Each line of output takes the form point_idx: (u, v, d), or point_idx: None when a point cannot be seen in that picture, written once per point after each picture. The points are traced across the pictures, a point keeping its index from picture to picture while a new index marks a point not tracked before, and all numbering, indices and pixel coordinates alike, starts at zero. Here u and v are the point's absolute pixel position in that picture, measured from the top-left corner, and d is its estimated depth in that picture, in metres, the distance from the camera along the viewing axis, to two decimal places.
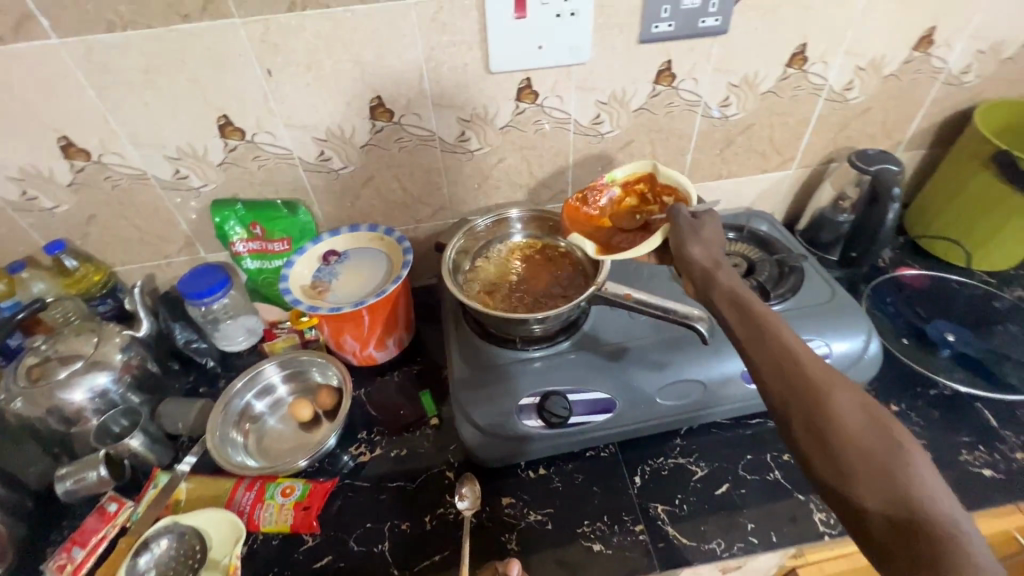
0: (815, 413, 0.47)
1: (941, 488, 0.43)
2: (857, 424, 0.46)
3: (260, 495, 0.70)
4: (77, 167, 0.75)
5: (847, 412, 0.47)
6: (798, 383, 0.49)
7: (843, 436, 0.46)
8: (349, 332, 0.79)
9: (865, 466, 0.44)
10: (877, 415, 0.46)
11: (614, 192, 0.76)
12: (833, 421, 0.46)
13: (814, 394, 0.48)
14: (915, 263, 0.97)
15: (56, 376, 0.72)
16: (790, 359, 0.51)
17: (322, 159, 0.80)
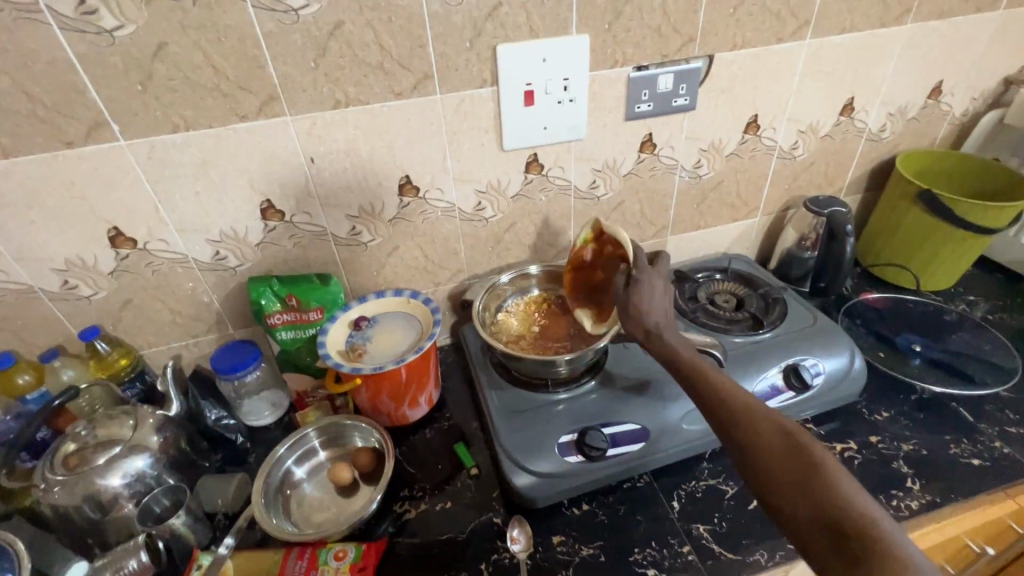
0: (750, 445, 0.58)
1: (856, 490, 0.51)
2: (780, 450, 0.56)
3: (313, 561, 0.70)
4: (122, 255, 0.79)
5: (771, 438, 0.57)
6: (733, 422, 0.60)
7: (772, 459, 0.56)
8: (387, 392, 0.83)
9: (792, 482, 0.53)
10: (796, 441, 0.56)
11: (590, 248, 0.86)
12: (762, 450, 0.57)
13: (742, 428, 0.59)
14: (873, 288, 1.11)
15: (94, 462, 0.72)
16: (722, 401, 0.62)
17: (353, 233, 0.88)
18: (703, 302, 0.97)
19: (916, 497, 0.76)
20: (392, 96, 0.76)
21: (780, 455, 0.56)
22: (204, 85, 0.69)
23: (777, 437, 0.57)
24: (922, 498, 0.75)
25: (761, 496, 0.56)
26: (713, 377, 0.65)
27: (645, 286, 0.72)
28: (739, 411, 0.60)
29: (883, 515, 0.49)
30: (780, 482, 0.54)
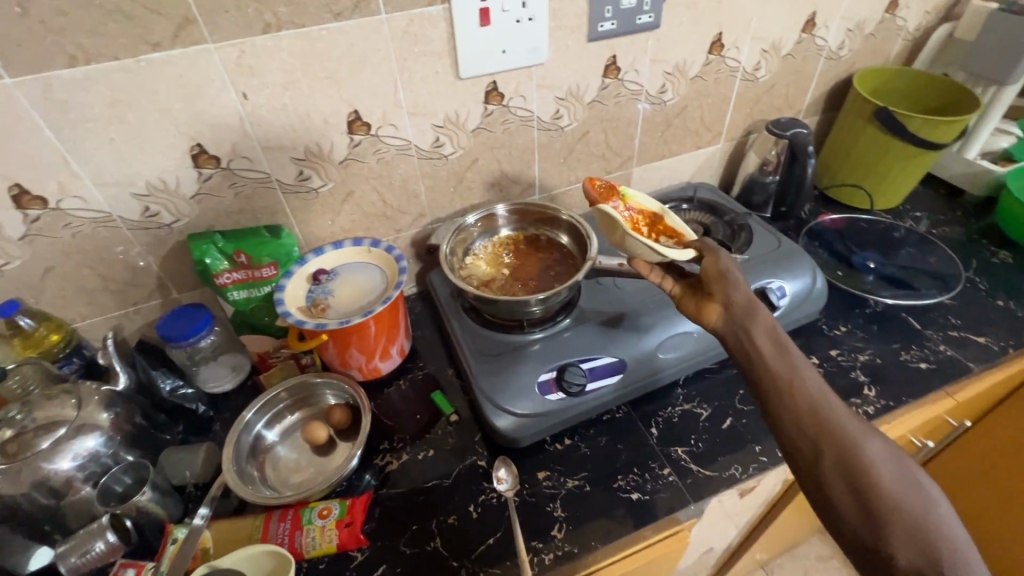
0: (853, 471, 0.51)
1: (955, 532, 0.49)
2: (888, 475, 0.51)
3: (296, 522, 0.68)
4: (32, 217, 0.69)
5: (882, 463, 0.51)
6: (834, 441, 0.53)
7: (881, 491, 0.50)
8: (356, 345, 0.79)
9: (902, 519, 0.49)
10: (903, 466, 0.52)
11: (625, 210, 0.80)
12: (870, 478, 0.51)
13: (847, 443, 0.52)
14: (829, 210, 1.14)
15: (37, 446, 0.65)
16: (823, 407, 0.54)
17: (301, 178, 0.80)
18: None
19: (872, 402, 0.81)
20: (331, 17, 0.67)
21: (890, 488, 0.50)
22: (100, 5, 0.58)
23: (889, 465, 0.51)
24: (877, 402, 0.81)
25: (848, 518, 0.51)
26: (808, 383, 0.56)
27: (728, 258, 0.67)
28: (846, 431, 0.53)
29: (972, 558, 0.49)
30: (885, 512, 0.49)
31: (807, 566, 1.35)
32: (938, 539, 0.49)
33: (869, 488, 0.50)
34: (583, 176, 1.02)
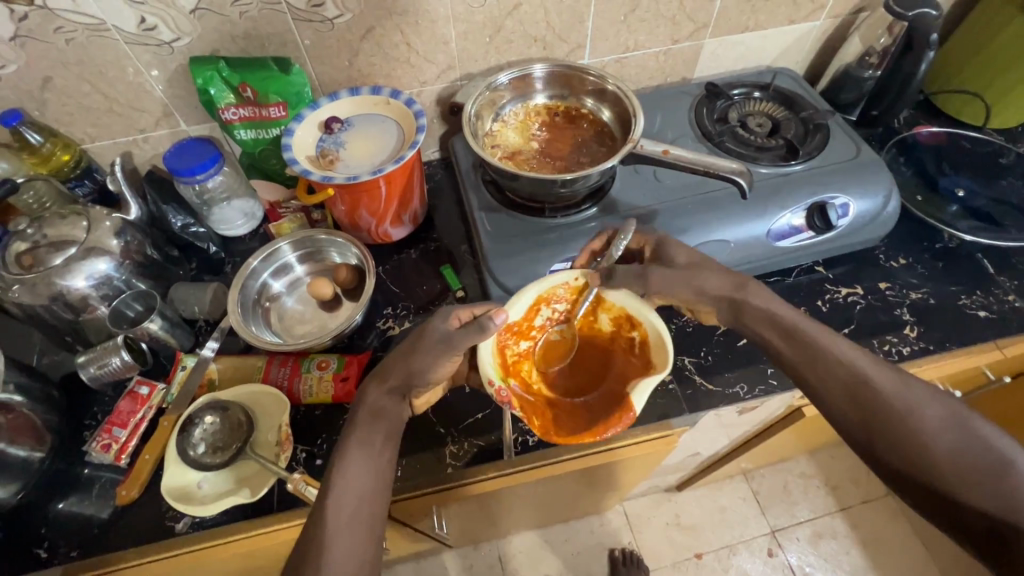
0: (868, 412, 0.51)
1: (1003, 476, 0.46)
2: (937, 440, 0.48)
3: (296, 369, 0.70)
4: (19, 15, 0.62)
5: (926, 416, 0.50)
6: (873, 415, 0.51)
7: (931, 449, 0.48)
8: (366, 206, 0.75)
9: (966, 476, 0.47)
10: (964, 433, 0.49)
11: (513, 383, 0.57)
12: (882, 414, 0.50)
13: (866, 398, 0.51)
14: (929, 122, 0.96)
15: (51, 262, 0.66)
16: (851, 380, 0.52)
17: (314, 4, 0.69)
18: (733, 124, 0.84)
19: (910, 343, 0.74)
20: None
21: (941, 445, 0.48)
22: None
23: (939, 419, 0.50)
24: (915, 344, 0.74)
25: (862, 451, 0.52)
26: (833, 368, 0.53)
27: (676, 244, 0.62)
28: (880, 391, 0.51)
29: None
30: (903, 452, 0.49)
31: (787, 480, 1.40)
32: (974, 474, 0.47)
33: (924, 452, 0.48)
34: (644, 43, 0.86)
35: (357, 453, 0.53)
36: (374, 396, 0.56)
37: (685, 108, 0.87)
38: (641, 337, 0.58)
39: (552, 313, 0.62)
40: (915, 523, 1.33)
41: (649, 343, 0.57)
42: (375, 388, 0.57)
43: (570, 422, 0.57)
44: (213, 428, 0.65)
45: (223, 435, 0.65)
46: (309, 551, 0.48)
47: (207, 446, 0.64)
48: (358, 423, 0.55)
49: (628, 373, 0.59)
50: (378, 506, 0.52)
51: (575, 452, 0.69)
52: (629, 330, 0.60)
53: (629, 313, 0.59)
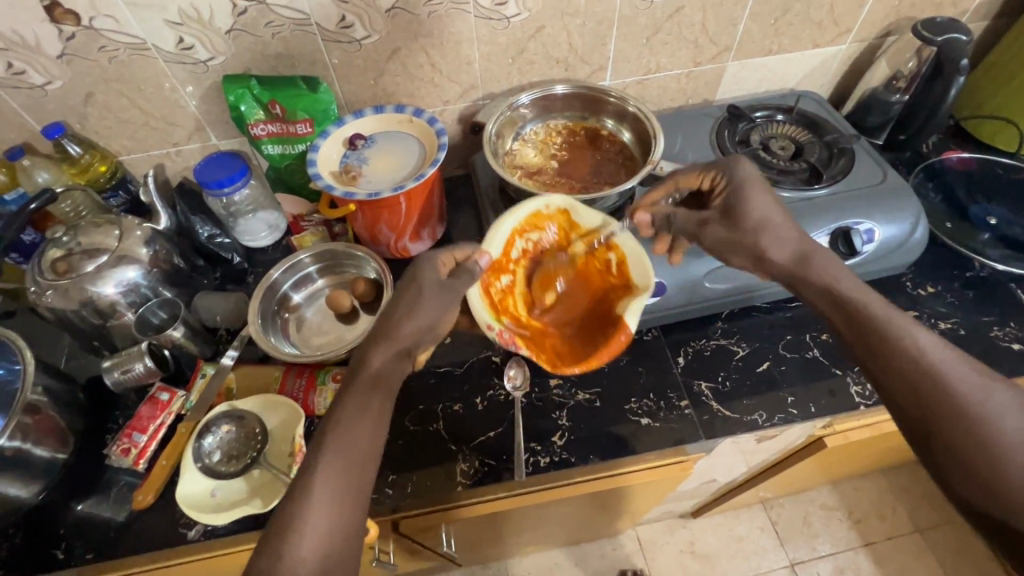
0: (930, 411, 0.45)
1: None
2: (1013, 455, 0.41)
3: (311, 382, 0.71)
4: (67, 34, 0.65)
5: (1004, 425, 0.43)
6: (935, 414, 0.45)
7: (1007, 469, 0.41)
8: (385, 221, 0.76)
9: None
10: None
11: (506, 321, 0.65)
12: (947, 414, 0.44)
13: (931, 394, 0.45)
14: (959, 148, 0.94)
15: (83, 269, 0.69)
16: (921, 370, 0.46)
17: (343, 26, 0.71)
18: (755, 146, 0.83)
19: None
20: None
21: (1011, 462, 0.41)
22: None
23: (1022, 433, 0.42)
24: None
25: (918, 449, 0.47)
26: (900, 356, 0.48)
27: (758, 192, 0.62)
28: (948, 387, 0.45)
29: None
30: (964, 460, 0.43)
31: (808, 511, 1.36)
32: None
33: (997, 470, 0.41)
34: (666, 65, 0.86)
35: (358, 415, 0.50)
36: (381, 355, 0.54)
37: (707, 130, 0.86)
38: (617, 258, 0.68)
39: (526, 243, 0.69)
40: (944, 563, 1.27)
41: (627, 262, 0.67)
42: (384, 345, 0.54)
43: (571, 351, 0.67)
44: (228, 437, 0.67)
45: (238, 445, 0.66)
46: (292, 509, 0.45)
47: (221, 454, 0.66)
48: (361, 379, 0.53)
49: (609, 292, 0.69)
50: (367, 472, 0.49)
51: (602, 473, 0.69)
52: (604, 252, 0.69)
53: (603, 235, 0.68)
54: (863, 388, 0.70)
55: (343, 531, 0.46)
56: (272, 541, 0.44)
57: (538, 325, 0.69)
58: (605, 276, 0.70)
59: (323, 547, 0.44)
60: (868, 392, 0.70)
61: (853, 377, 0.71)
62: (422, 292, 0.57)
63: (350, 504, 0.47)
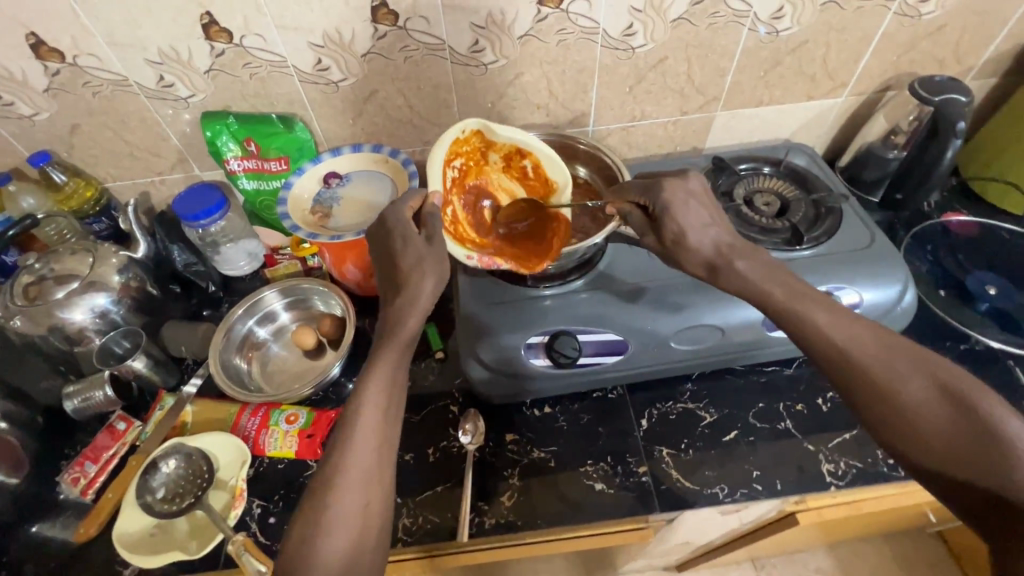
0: (868, 392, 0.48)
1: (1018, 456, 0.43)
2: (938, 418, 0.46)
3: (265, 421, 0.70)
4: (52, 70, 0.68)
5: (908, 396, 0.47)
6: (873, 394, 0.48)
7: (938, 433, 0.46)
8: (352, 261, 0.75)
9: (962, 463, 0.45)
10: (966, 406, 0.46)
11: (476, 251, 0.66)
12: (878, 393, 0.48)
13: (859, 376, 0.49)
14: (963, 209, 0.89)
15: (54, 295, 0.70)
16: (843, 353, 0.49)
17: (320, 68, 0.72)
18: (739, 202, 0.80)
19: None
20: None
21: (941, 427, 0.46)
22: None
23: (923, 397, 0.47)
24: None
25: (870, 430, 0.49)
26: (825, 342, 0.50)
27: (687, 207, 0.58)
28: (871, 368, 0.48)
29: None
30: (908, 432, 0.47)
31: None
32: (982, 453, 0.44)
33: (928, 435, 0.46)
34: (651, 113, 0.84)
35: (383, 375, 0.52)
36: (409, 323, 0.54)
37: None
38: (533, 164, 0.71)
39: (454, 171, 0.68)
40: None
41: (543, 166, 0.71)
42: (410, 314, 0.54)
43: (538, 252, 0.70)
44: (175, 473, 0.66)
45: (184, 482, 0.66)
46: (329, 471, 0.47)
47: (165, 492, 0.65)
48: (393, 351, 0.53)
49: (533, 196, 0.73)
50: (395, 430, 0.51)
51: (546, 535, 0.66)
52: (519, 161, 0.71)
53: (516, 146, 0.69)
54: (835, 467, 0.66)
55: (379, 490, 0.48)
56: (313, 501, 0.46)
57: (495, 240, 0.71)
58: (529, 186, 0.73)
59: (363, 502, 0.46)
60: (840, 472, 0.65)
61: (825, 454, 0.67)
62: (431, 251, 0.56)
63: (382, 465, 0.49)
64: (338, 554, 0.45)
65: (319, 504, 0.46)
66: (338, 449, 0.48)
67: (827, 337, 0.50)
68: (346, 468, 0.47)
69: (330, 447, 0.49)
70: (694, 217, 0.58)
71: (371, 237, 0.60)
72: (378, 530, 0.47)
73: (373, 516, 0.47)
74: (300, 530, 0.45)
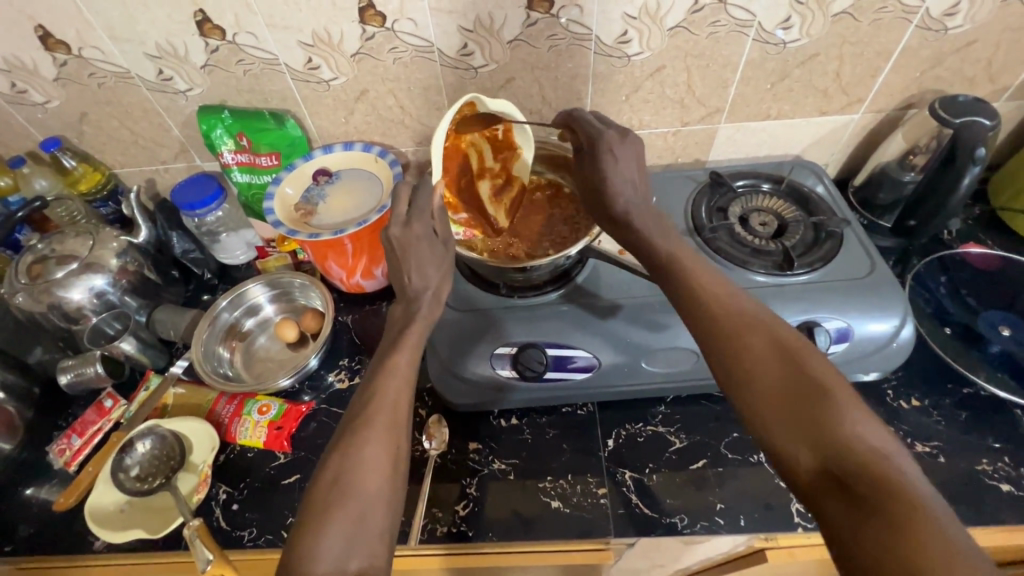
0: (727, 343, 0.49)
1: (851, 415, 0.42)
2: (779, 373, 0.46)
3: (239, 410, 0.72)
4: (60, 61, 0.71)
5: (752, 357, 0.47)
6: (729, 343, 0.49)
7: (777, 384, 0.45)
8: (334, 259, 0.76)
9: (795, 414, 0.43)
10: (808, 369, 0.45)
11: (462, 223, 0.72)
12: (734, 344, 0.49)
13: (724, 328, 0.50)
14: (988, 239, 0.82)
15: (53, 274, 0.73)
16: (713, 310, 0.51)
17: (310, 67, 0.72)
18: (733, 219, 0.76)
19: None
20: None
21: (780, 377, 0.46)
22: None
23: (766, 355, 0.47)
24: None
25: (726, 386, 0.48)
26: (701, 295, 0.53)
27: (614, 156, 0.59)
28: (734, 321, 0.50)
29: (881, 446, 0.40)
30: (752, 381, 0.46)
31: None
32: (816, 406, 0.43)
33: (769, 385, 0.46)
34: (649, 122, 0.81)
35: (412, 343, 0.54)
36: (429, 307, 0.57)
37: (684, 195, 0.81)
38: (503, 130, 0.70)
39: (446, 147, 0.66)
40: None
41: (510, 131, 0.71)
42: (427, 305, 0.57)
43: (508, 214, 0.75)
44: (148, 454, 0.69)
45: (157, 463, 0.68)
46: (358, 418, 0.49)
47: (138, 471, 0.68)
48: (418, 327, 0.56)
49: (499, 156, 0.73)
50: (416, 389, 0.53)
51: (497, 547, 0.64)
52: (492, 124, 0.70)
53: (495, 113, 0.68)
54: (805, 508, 0.63)
55: (403, 439, 0.49)
56: (345, 444, 0.47)
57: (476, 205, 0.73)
58: (495, 146, 0.73)
59: (389, 447, 0.48)
60: (810, 513, 0.62)
61: None
62: (443, 252, 0.60)
63: (406, 415, 0.50)
64: (374, 483, 0.45)
65: (354, 442, 0.47)
66: (368, 400, 0.50)
67: (695, 299, 0.53)
68: (374, 416, 0.49)
69: (356, 403, 0.51)
70: (622, 170, 0.59)
71: (388, 240, 0.58)
72: (402, 476, 0.48)
73: (400, 461, 0.48)
74: (331, 471, 0.46)
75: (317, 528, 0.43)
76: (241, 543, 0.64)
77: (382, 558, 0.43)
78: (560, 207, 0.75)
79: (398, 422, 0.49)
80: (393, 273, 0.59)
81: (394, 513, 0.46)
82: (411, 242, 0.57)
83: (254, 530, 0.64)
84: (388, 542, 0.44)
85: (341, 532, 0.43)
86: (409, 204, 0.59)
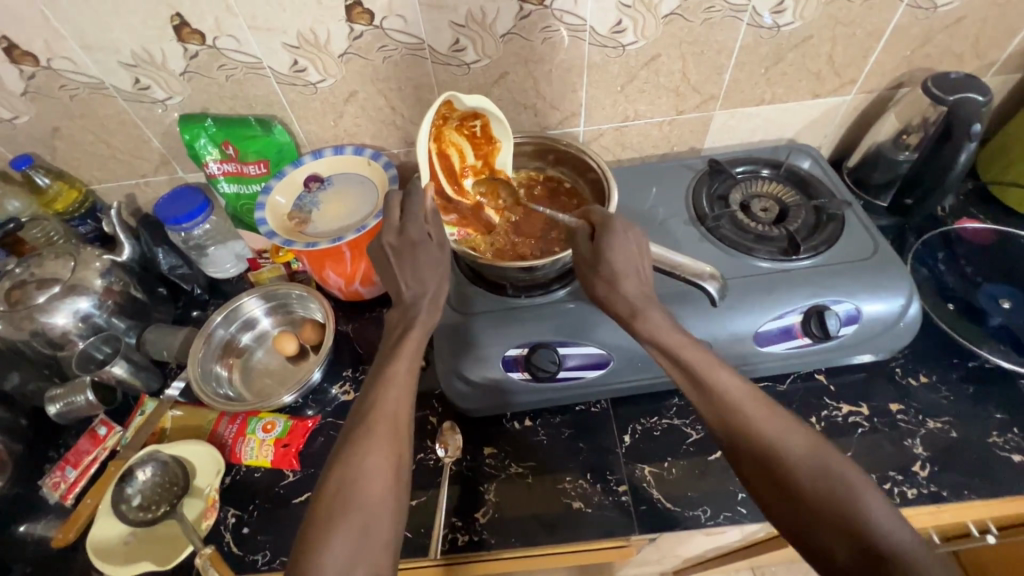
0: (755, 446, 0.48)
1: (879, 512, 0.44)
2: (811, 474, 0.47)
3: (242, 430, 0.70)
4: (27, 74, 0.67)
5: (789, 453, 0.48)
6: (758, 445, 0.48)
7: (812, 486, 0.46)
8: (331, 268, 0.73)
9: (834, 520, 0.45)
10: (835, 467, 0.47)
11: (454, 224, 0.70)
12: (762, 446, 0.48)
13: (750, 431, 0.49)
14: (980, 214, 0.83)
15: (34, 299, 0.70)
16: (736, 409, 0.50)
17: (297, 70, 0.70)
18: (734, 207, 0.76)
19: (919, 485, 0.62)
20: None
21: (812, 480, 0.46)
22: None
23: (797, 456, 0.48)
24: (925, 487, 0.61)
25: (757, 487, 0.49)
26: (722, 389, 0.51)
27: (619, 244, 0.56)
28: (758, 421, 0.49)
29: (908, 540, 0.43)
30: (786, 486, 0.47)
31: None
32: (851, 511, 0.44)
33: (805, 489, 0.46)
34: (645, 112, 0.80)
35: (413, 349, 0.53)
36: (429, 315, 0.55)
37: (683, 184, 0.80)
38: (483, 126, 0.69)
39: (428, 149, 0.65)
40: None
41: (490, 126, 0.69)
42: (427, 311, 0.55)
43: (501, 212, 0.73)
44: (150, 481, 0.66)
45: (160, 490, 0.65)
46: (358, 425, 0.48)
47: (140, 500, 0.65)
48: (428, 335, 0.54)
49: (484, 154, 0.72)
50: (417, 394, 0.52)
51: (519, 552, 0.62)
52: (471, 122, 0.69)
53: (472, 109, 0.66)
54: None
55: (405, 447, 0.48)
56: (346, 452, 0.46)
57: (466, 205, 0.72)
58: (474, 144, 0.71)
59: (392, 456, 0.46)
60: None
61: None
62: (440, 255, 0.57)
63: (406, 424, 0.49)
64: (376, 491, 0.44)
65: (355, 449, 0.46)
66: (370, 407, 0.49)
67: (717, 395, 0.51)
68: (377, 422, 0.48)
69: (356, 408, 0.50)
70: (626, 253, 0.56)
71: (384, 247, 0.56)
72: (405, 483, 0.47)
73: (403, 469, 0.47)
74: (333, 482, 0.45)
75: (321, 540, 0.42)
76: (255, 566, 0.61)
77: (387, 568, 0.43)
78: (560, 203, 0.74)
79: (399, 428, 0.48)
80: (392, 280, 0.57)
81: (397, 522, 0.45)
82: (411, 249, 0.55)
83: (269, 553, 0.62)
84: (393, 552, 0.44)
85: (344, 541, 0.42)
86: (403, 212, 0.57)
